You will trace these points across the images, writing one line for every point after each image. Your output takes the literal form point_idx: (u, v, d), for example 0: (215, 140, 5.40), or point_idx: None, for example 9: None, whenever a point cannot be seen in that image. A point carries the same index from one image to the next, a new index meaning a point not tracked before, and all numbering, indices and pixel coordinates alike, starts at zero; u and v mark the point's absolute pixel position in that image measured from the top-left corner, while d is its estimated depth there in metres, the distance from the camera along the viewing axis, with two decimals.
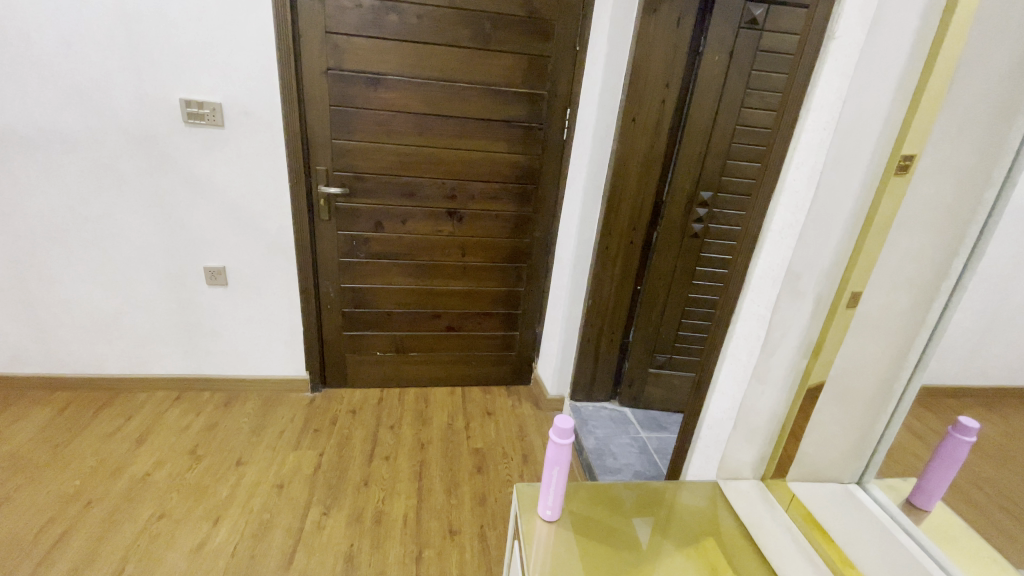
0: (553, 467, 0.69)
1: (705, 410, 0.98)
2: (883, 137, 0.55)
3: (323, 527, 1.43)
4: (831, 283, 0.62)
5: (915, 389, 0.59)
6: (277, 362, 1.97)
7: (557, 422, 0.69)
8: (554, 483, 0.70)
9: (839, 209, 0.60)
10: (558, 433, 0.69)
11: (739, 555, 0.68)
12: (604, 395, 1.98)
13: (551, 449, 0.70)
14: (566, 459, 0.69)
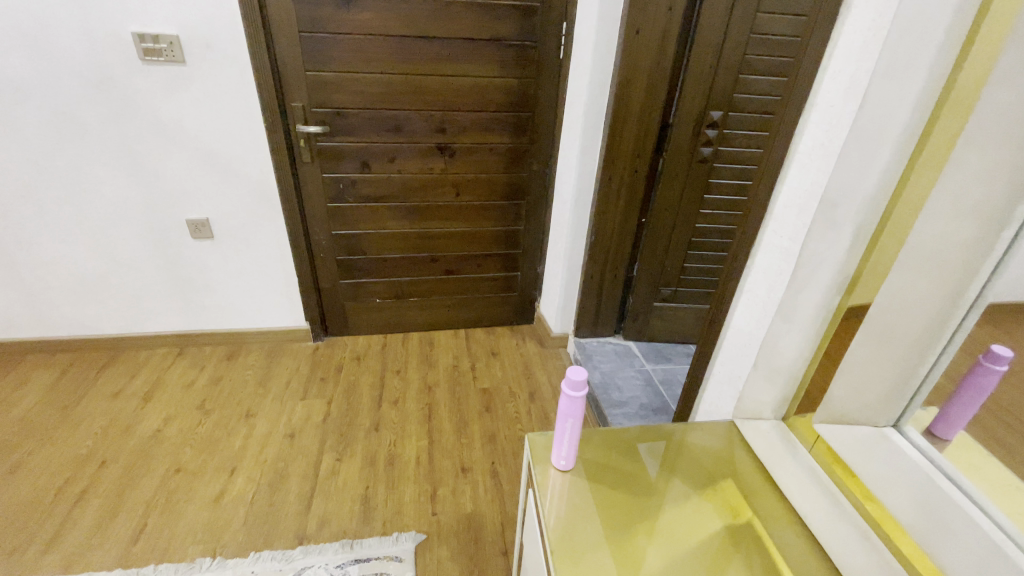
0: (566, 420, 0.66)
1: (718, 347, 0.95)
2: (951, 34, 0.47)
3: (338, 471, 1.46)
4: (875, 211, 0.56)
5: (971, 325, 0.49)
6: (275, 313, 1.93)
7: (568, 374, 0.64)
8: (568, 435, 0.67)
9: (888, 126, 0.53)
10: (569, 385, 0.64)
11: (757, 498, 0.68)
12: (608, 330, 1.95)
13: (562, 402, 0.66)
14: (579, 411, 0.65)
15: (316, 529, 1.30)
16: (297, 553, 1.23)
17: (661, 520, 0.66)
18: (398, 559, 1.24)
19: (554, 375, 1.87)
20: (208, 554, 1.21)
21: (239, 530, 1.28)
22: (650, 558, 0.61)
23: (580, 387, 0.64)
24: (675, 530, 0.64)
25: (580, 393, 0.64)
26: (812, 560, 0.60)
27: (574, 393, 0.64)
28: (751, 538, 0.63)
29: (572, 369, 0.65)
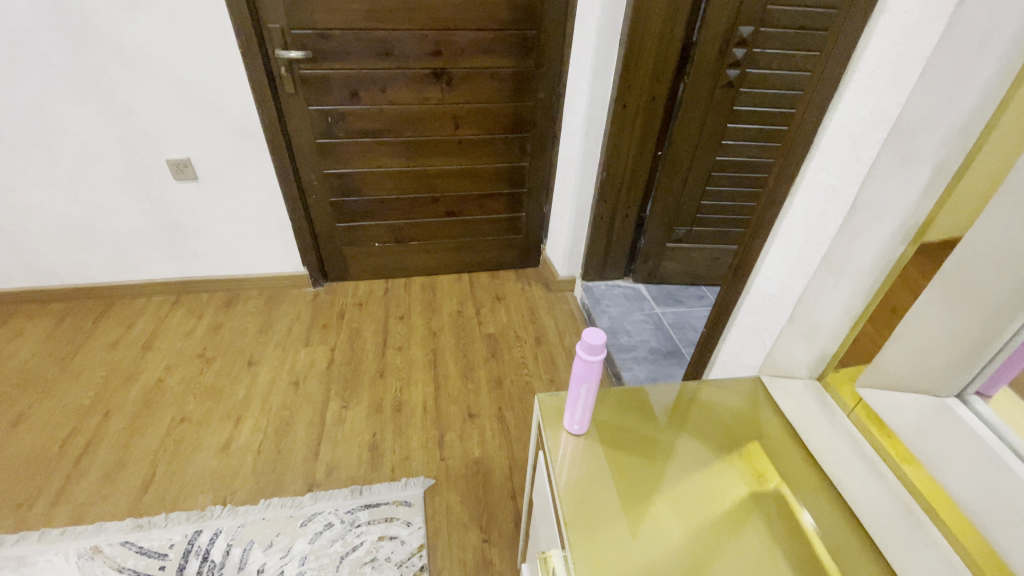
0: (581, 385, 0.60)
1: (743, 297, 0.88)
2: None
3: (344, 418, 1.44)
4: (965, 145, 0.45)
5: None
6: (271, 258, 1.86)
7: (583, 337, 0.57)
8: (583, 400, 0.61)
9: (992, 37, 0.41)
10: (584, 349, 0.58)
11: (785, 462, 0.63)
12: (618, 272, 1.88)
13: (576, 366, 0.59)
14: (595, 376, 0.59)
15: (325, 476, 1.30)
16: (307, 499, 1.24)
17: (680, 487, 0.61)
18: (408, 503, 1.25)
19: (561, 320, 1.82)
20: (219, 502, 1.22)
21: (248, 478, 1.28)
22: (669, 528, 0.57)
23: (597, 352, 0.57)
24: (696, 497, 0.60)
25: (597, 358, 0.57)
26: (841, 528, 0.56)
27: (590, 358, 0.57)
28: (777, 505, 0.59)
29: (588, 331, 0.58)
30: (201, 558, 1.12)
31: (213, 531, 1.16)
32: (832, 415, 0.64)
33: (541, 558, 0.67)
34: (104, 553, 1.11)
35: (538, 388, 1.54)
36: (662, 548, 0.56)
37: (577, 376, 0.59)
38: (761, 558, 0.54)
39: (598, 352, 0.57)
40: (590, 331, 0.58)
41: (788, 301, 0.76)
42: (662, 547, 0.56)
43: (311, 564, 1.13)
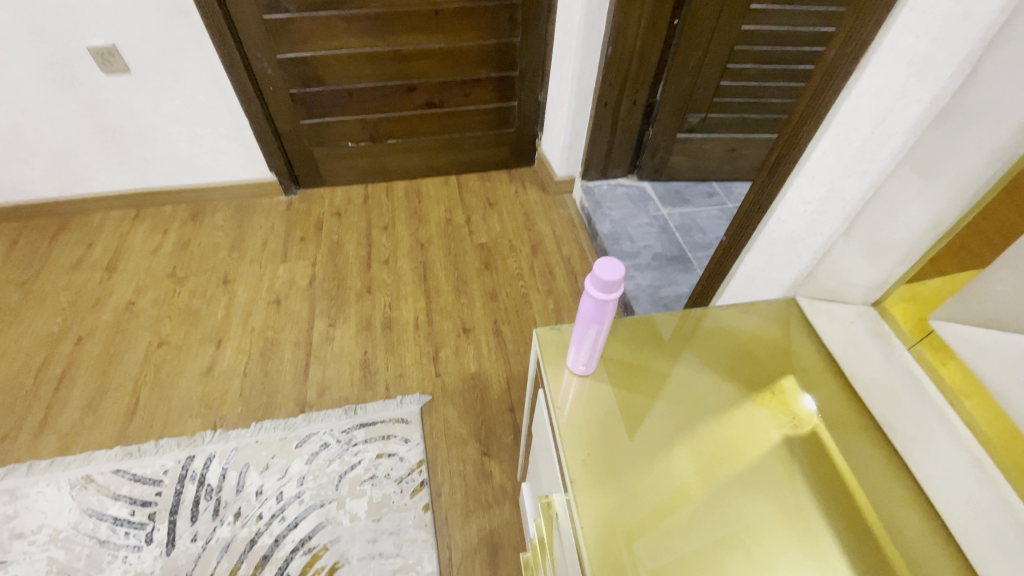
0: (590, 323, 0.50)
1: (775, 200, 0.75)
2: None
3: (332, 337, 1.36)
4: None
5: None
6: (234, 164, 1.66)
7: (595, 268, 0.46)
8: (591, 339, 0.52)
9: None
10: (595, 284, 0.46)
11: (824, 395, 0.55)
12: (621, 170, 1.70)
13: (584, 300, 0.49)
14: (609, 315, 0.48)
15: (317, 397, 1.25)
16: (300, 421, 1.20)
17: (697, 421, 0.54)
18: (405, 421, 1.21)
19: (559, 224, 1.68)
20: (209, 427, 1.19)
21: (237, 402, 1.23)
22: (678, 458, 0.51)
23: (611, 289, 0.45)
24: (714, 429, 0.53)
25: (610, 295, 0.46)
26: (884, 474, 0.50)
27: (601, 295, 0.46)
28: (813, 451, 0.52)
29: (602, 260, 0.46)
30: (197, 483, 1.10)
31: (206, 456, 1.14)
32: (891, 348, 0.53)
33: (542, 504, 0.63)
34: (97, 482, 1.09)
35: (535, 300, 1.45)
36: (668, 475, 0.50)
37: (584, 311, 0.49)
38: (784, 498, 0.49)
39: (613, 290, 0.45)
40: (605, 261, 0.46)
41: (839, 206, 0.63)
42: (669, 477, 0.50)
43: (310, 484, 1.12)
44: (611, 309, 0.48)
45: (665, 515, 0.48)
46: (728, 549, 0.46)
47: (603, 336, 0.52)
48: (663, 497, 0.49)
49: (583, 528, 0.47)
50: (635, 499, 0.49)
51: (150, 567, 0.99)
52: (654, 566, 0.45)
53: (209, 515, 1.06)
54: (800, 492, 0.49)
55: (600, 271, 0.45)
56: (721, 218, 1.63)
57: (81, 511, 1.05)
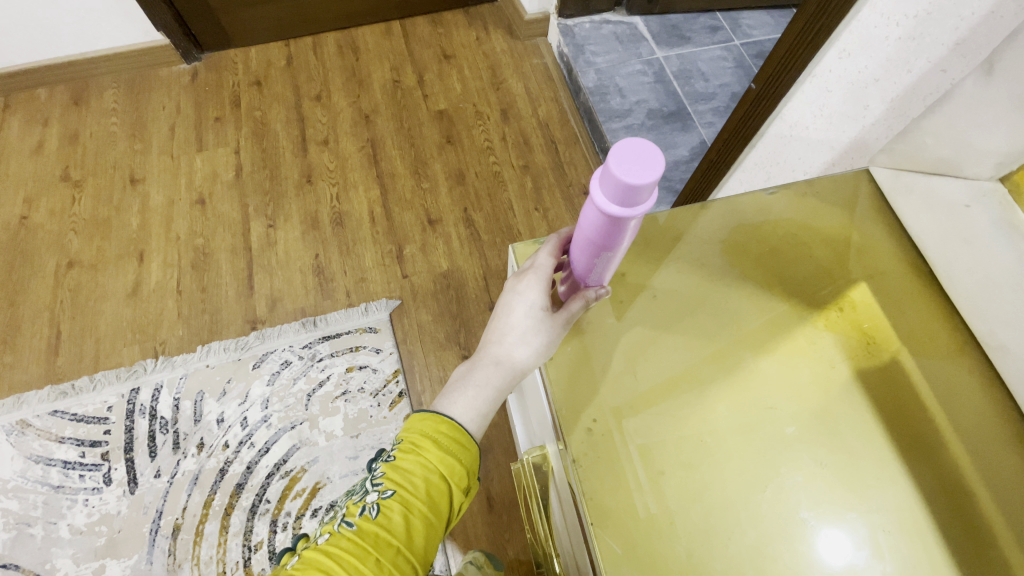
0: (597, 243, 0.34)
1: (839, 27, 0.52)
2: None
3: (275, 241, 1.16)
4: None
5: None
6: (110, 25, 1.27)
7: (611, 162, 0.28)
8: (600, 258, 0.36)
9: None
10: (610, 188, 0.29)
11: (898, 290, 0.41)
12: (607, 1, 1.35)
13: (590, 209, 0.32)
14: (627, 236, 0.33)
15: (269, 311, 1.10)
16: (253, 339, 1.06)
17: (721, 307, 0.43)
18: (373, 330, 1.08)
19: (533, 80, 1.38)
20: (149, 355, 1.04)
21: (176, 324, 1.07)
22: (714, 405, 0.38)
23: (638, 195, 0.28)
24: (740, 314, 0.42)
25: (635, 206, 0.29)
26: (984, 413, 0.37)
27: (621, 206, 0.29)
28: (891, 383, 0.38)
29: (621, 145, 0.28)
30: (149, 416, 0.99)
31: (153, 388, 1.01)
32: None
33: (528, 454, 0.54)
34: (34, 426, 0.97)
35: (510, 179, 1.24)
36: (689, 404, 0.38)
37: (590, 226, 0.33)
38: (822, 393, 0.38)
39: (642, 197, 0.28)
40: (627, 148, 0.28)
41: (946, 27, 0.42)
42: (679, 363, 0.40)
43: (275, 406, 1.01)
44: (636, 222, 0.31)
45: (668, 401, 0.39)
46: (744, 442, 0.37)
47: (618, 254, 0.36)
48: (676, 417, 0.38)
49: (574, 462, 0.37)
50: (633, 383, 0.40)
51: (116, 508, 0.91)
52: (648, 453, 0.37)
53: (170, 449, 0.96)
54: (844, 386, 0.38)
55: (621, 168, 0.27)
56: (727, 59, 1.35)
57: (25, 458, 0.94)
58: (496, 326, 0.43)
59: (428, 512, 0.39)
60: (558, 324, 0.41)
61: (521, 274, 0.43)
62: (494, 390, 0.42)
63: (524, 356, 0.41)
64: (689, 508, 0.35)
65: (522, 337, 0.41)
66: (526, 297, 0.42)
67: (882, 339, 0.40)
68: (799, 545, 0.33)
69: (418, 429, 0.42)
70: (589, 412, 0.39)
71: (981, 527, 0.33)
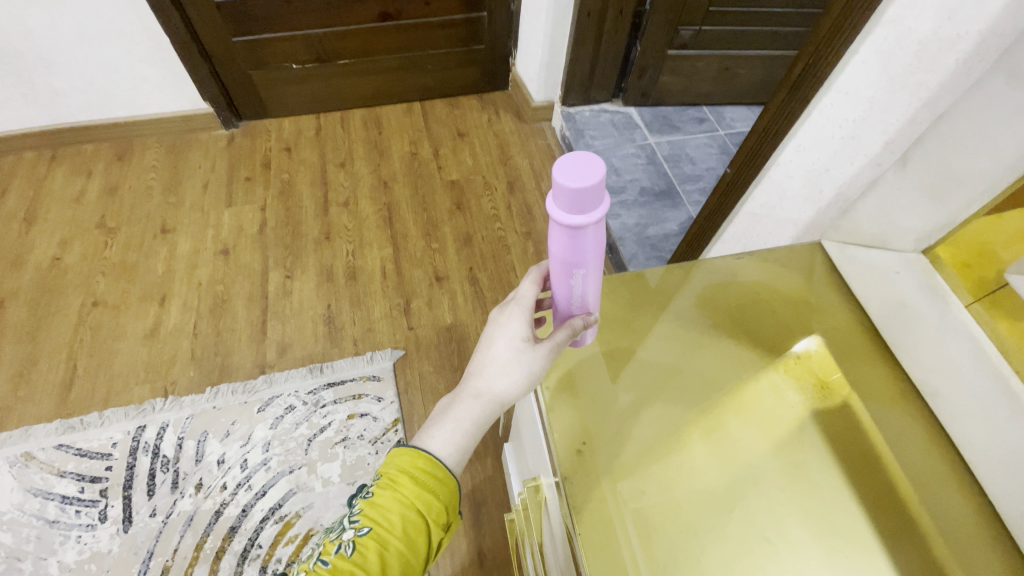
0: (569, 260, 0.39)
1: (796, 125, 0.62)
2: None
3: (290, 291, 1.24)
4: None
5: None
6: (162, 94, 1.43)
7: (557, 175, 0.33)
8: (577, 275, 0.41)
9: None
10: (562, 201, 0.34)
11: (847, 342, 0.48)
12: (605, 93, 1.53)
13: (553, 227, 0.36)
14: (590, 245, 0.37)
15: (278, 356, 1.15)
16: (260, 383, 1.10)
17: (690, 365, 0.48)
18: (376, 378, 1.13)
19: (537, 157, 1.53)
20: (159, 394, 1.08)
21: (188, 365, 1.12)
22: (691, 437, 0.44)
23: (587, 199, 0.33)
24: (715, 360, 0.48)
25: (587, 210, 0.34)
26: (924, 450, 0.42)
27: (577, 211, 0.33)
28: (845, 422, 0.44)
29: (564, 160, 0.33)
30: (151, 454, 1.01)
31: (159, 426, 1.04)
32: (946, 307, 0.44)
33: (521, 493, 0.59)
34: (38, 459, 0.98)
35: (513, 244, 1.34)
36: (669, 434, 0.44)
37: (558, 244, 0.37)
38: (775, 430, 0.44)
39: (591, 201, 0.33)
40: (568, 161, 0.33)
41: (878, 130, 0.51)
42: (661, 399, 0.46)
43: (276, 449, 1.03)
44: (596, 230, 0.36)
45: (651, 431, 0.44)
46: (716, 469, 0.42)
47: (591, 270, 0.41)
48: (657, 446, 0.43)
49: (566, 480, 0.42)
50: (620, 415, 0.46)
51: (107, 546, 0.91)
52: (631, 475, 0.42)
53: (168, 488, 0.97)
54: (805, 423, 0.44)
55: (566, 178, 0.32)
56: (712, 147, 1.50)
57: (24, 491, 0.95)
58: (479, 359, 0.47)
59: (403, 547, 0.43)
60: (540, 353, 0.46)
61: (504, 307, 0.48)
62: (472, 423, 0.47)
63: (504, 385, 0.46)
64: (667, 526, 0.39)
65: (501, 368, 0.46)
66: (507, 329, 0.47)
67: (835, 384, 0.46)
68: (764, 562, 0.38)
69: (394, 467, 0.46)
70: (580, 436, 0.44)
71: (922, 549, 0.38)
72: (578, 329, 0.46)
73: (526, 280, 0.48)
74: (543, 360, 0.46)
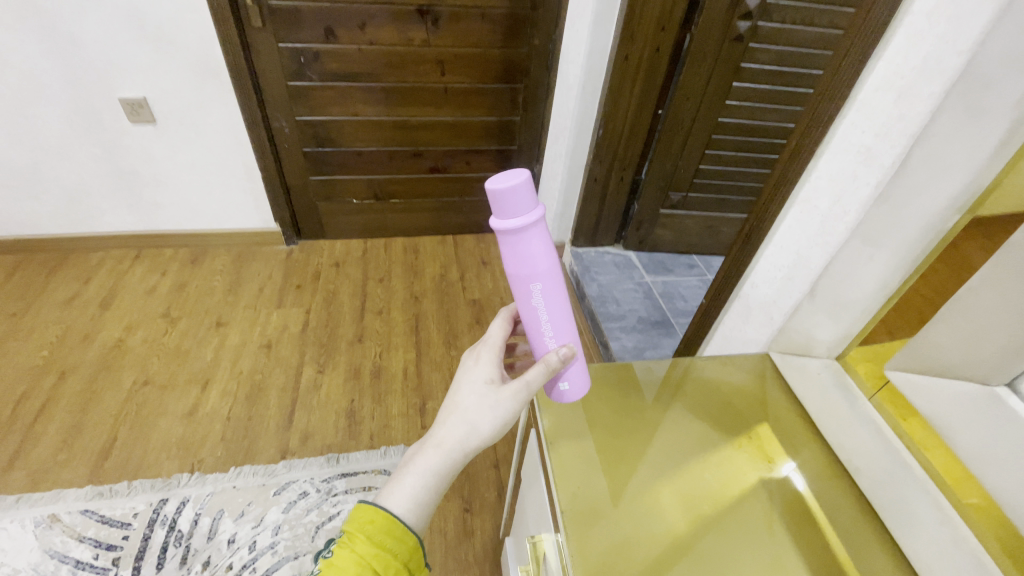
0: (525, 274, 0.45)
1: (750, 267, 0.82)
2: None
3: (320, 384, 1.37)
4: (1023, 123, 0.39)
5: None
6: (241, 214, 1.73)
7: (489, 190, 0.41)
8: (537, 293, 0.47)
9: None
10: (498, 212, 0.42)
11: (788, 428, 0.60)
12: (609, 238, 1.81)
13: (501, 242, 0.44)
14: (535, 249, 0.44)
15: (300, 444, 1.24)
16: (280, 467, 1.18)
17: (660, 456, 0.58)
18: (387, 472, 1.20)
19: None
20: (186, 470, 1.16)
21: (217, 445, 1.21)
22: (665, 493, 0.54)
23: (514, 200, 0.41)
24: (685, 435, 0.60)
25: (520, 212, 0.42)
26: (853, 516, 0.51)
27: (512, 211, 0.42)
28: (786, 490, 0.54)
29: (493, 179, 0.42)
30: (167, 527, 1.06)
31: (180, 500, 1.10)
32: (853, 397, 0.58)
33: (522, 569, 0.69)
34: (63, 521, 1.05)
35: None
36: (646, 489, 0.55)
37: (507, 259, 0.45)
38: (726, 514, 0.52)
39: (520, 200, 0.41)
40: (498, 178, 0.42)
41: (804, 274, 0.70)
42: (641, 461, 0.57)
43: (284, 534, 1.08)
44: (529, 238, 0.43)
45: (631, 484, 0.55)
46: (684, 518, 0.52)
47: (548, 288, 0.46)
48: (636, 496, 0.54)
49: (563, 516, 0.52)
50: (606, 470, 0.56)
51: None
52: (615, 519, 0.52)
53: (176, 563, 1.01)
54: (755, 487, 0.54)
55: (496, 187, 0.41)
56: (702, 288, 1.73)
57: (43, 552, 1.01)
58: (449, 401, 0.54)
59: None
60: (504, 395, 0.52)
61: (473, 351, 0.58)
62: (432, 474, 0.51)
63: (465, 428, 0.52)
64: (642, 560, 0.49)
65: (467, 414, 0.52)
66: (475, 370, 0.55)
67: (779, 459, 0.57)
68: None
69: (356, 526, 0.47)
70: (573, 483, 0.55)
71: None
72: (553, 362, 0.49)
73: (494, 325, 0.59)
74: (502, 399, 0.53)
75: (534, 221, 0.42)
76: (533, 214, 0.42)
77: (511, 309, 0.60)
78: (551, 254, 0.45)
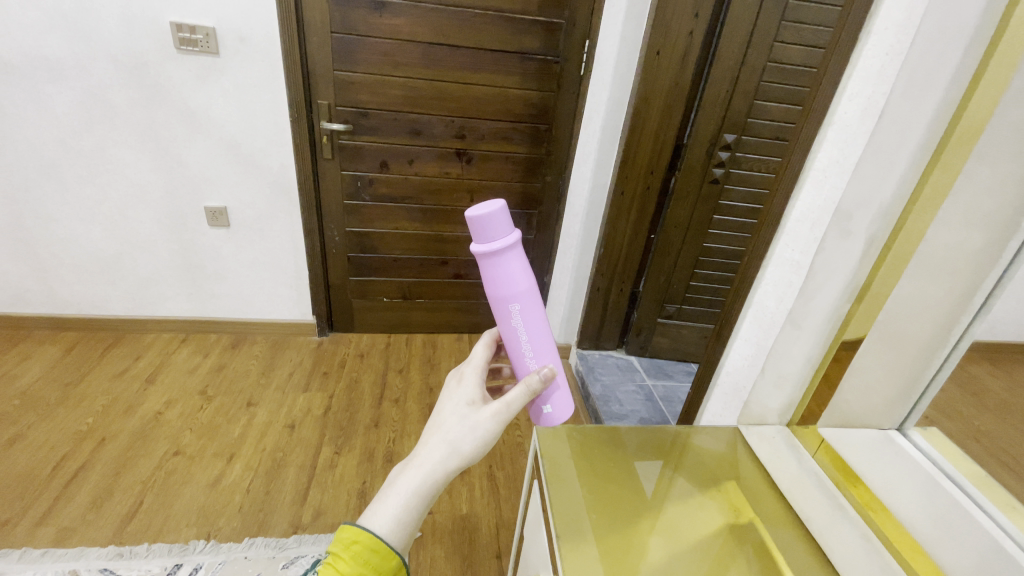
0: (505, 292, 0.58)
1: (723, 358, 0.97)
2: (957, 73, 0.44)
3: (335, 464, 1.45)
4: (876, 244, 0.53)
5: (964, 350, 0.49)
6: (282, 306, 1.95)
7: (469, 220, 0.56)
8: (517, 314, 0.59)
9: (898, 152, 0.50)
10: (479, 237, 0.56)
11: (755, 487, 0.62)
12: (612, 343, 1.97)
13: (483, 263, 0.58)
14: (509, 266, 0.57)
15: (311, 520, 1.29)
16: (291, 541, 1.22)
17: (651, 519, 0.57)
18: None
19: None
20: (201, 537, 1.21)
21: (234, 516, 1.27)
22: (654, 546, 0.54)
23: (489, 225, 0.56)
24: (667, 490, 0.61)
25: (494, 236, 0.56)
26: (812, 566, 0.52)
27: (486, 234, 0.56)
28: (753, 541, 0.55)
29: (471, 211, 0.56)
30: None
31: (192, 566, 1.15)
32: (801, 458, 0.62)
33: None
34: None
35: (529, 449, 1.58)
36: (634, 540, 0.54)
37: (490, 284, 0.58)
38: None
39: (493, 226, 0.56)
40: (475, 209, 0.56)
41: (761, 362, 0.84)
42: (626, 512, 0.57)
43: None
44: (505, 258, 0.57)
45: (619, 534, 0.55)
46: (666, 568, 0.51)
47: (525, 308, 0.59)
48: (627, 547, 0.53)
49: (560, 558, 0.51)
50: (593, 518, 0.56)
51: None
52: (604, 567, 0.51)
53: None
54: (722, 537, 0.55)
55: (473, 216, 0.55)
56: None
57: None
58: (433, 424, 0.61)
59: None
60: (484, 416, 0.60)
61: (456, 375, 0.67)
62: (412, 492, 0.56)
63: (446, 451, 0.58)
64: None
65: (447, 437, 0.59)
66: (458, 394, 0.64)
67: (745, 513, 0.58)
68: None
69: (341, 546, 0.54)
70: (566, 527, 0.54)
71: None
72: (535, 383, 0.59)
73: (477, 347, 0.68)
74: (482, 419, 0.60)
75: (504, 247, 0.56)
76: (504, 240, 0.56)
77: (492, 336, 0.70)
78: (526, 276, 0.59)
